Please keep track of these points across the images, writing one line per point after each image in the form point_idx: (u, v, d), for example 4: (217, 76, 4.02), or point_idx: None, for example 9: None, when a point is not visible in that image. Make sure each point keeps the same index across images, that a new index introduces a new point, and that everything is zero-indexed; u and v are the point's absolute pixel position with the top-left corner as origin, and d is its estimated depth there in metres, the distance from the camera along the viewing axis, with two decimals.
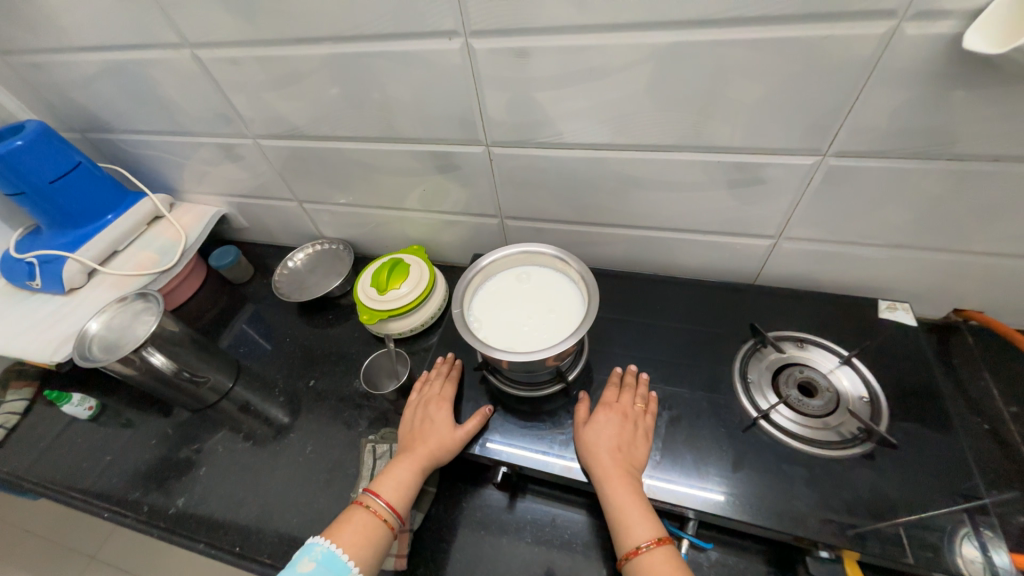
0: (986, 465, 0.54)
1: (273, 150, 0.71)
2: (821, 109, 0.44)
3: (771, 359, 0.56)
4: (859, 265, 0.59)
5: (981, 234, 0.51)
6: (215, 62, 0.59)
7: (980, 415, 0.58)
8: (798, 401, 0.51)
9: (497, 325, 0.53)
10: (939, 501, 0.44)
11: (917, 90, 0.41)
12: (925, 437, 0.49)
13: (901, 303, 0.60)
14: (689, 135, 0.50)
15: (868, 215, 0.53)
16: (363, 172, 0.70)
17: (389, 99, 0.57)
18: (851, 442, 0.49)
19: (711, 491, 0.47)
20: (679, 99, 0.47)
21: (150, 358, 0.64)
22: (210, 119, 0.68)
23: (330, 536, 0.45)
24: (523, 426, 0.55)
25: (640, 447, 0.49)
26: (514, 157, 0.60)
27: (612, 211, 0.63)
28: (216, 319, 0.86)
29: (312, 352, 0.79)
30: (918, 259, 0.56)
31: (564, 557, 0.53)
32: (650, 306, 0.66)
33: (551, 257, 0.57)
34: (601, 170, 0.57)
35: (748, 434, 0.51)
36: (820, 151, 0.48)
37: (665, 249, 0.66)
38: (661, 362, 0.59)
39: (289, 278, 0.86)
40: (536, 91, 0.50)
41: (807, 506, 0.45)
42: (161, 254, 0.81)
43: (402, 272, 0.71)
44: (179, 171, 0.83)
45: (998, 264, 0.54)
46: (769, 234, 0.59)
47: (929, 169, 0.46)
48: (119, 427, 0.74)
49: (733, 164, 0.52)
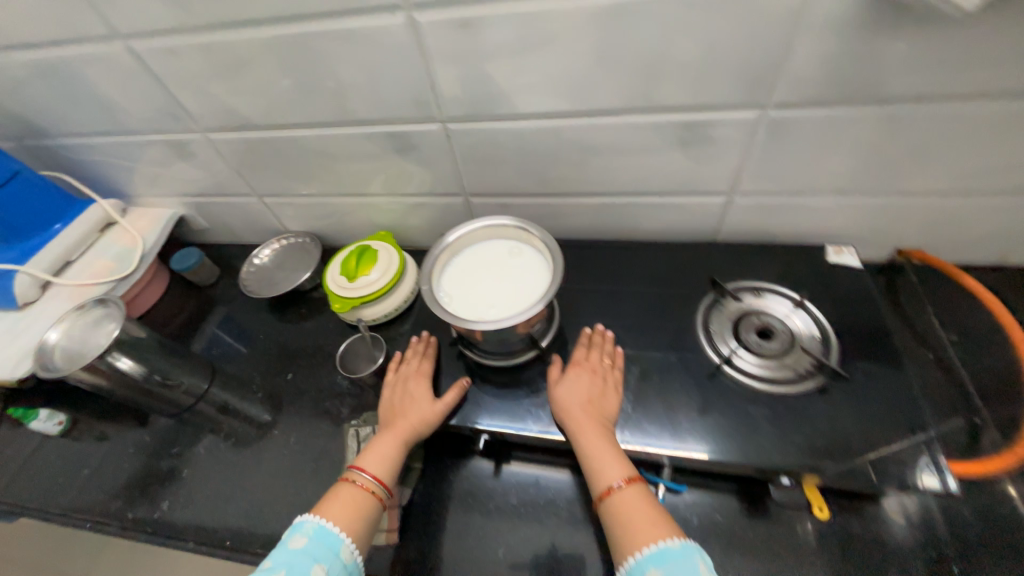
0: (932, 391, 0.58)
1: (226, 144, 0.69)
2: (758, 62, 0.46)
3: (731, 310, 0.59)
4: (808, 214, 0.62)
5: (913, 175, 0.54)
6: (152, 54, 0.57)
7: (925, 346, 0.62)
8: (756, 345, 0.54)
9: (467, 298, 0.54)
10: (887, 424, 0.48)
11: (843, 37, 0.43)
12: (873, 368, 0.52)
13: (848, 248, 0.64)
14: (636, 97, 0.51)
15: (811, 164, 0.55)
16: (321, 160, 0.69)
17: (340, 82, 0.56)
18: (806, 378, 0.52)
19: (681, 436, 0.50)
20: (624, 62, 0.48)
21: (117, 363, 0.63)
22: (155, 115, 0.66)
23: (319, 511, 0.45)
24: (502, 395, 0.57)
25: (610, 398, 0.51)
26: (470, 132, 0.60)
27: (572, 180, 0.64)
28: (184, 323, 0.85)
29: (288, 348, 0.79)
30: (860, 204, 0.60)
31: (550, 514, 0.55)
32: (617, 271, 0.68)
33: (515, 229, 0.59)
34: (558, 139, 0.58)
35: (713, 381, 0.53)
36: (762, 104, 0.50)
37: (628, 214, 0.68)
38: (629, 323, 0.61)
39: (257, 275, 0.84)
40: (485, 63, 0.51)
41: (769, 440, 0.48)
42: (118, 260, 0.79)
43: (371, 258, 0.71)
44: (128, 175, 0.80)
45: (932, 203, 0.58)
46: (722, 191, 0.61)
47: (861, 114, 0.49)
48: (93, 440, 0.72)
49: (682, 124, 0.53)
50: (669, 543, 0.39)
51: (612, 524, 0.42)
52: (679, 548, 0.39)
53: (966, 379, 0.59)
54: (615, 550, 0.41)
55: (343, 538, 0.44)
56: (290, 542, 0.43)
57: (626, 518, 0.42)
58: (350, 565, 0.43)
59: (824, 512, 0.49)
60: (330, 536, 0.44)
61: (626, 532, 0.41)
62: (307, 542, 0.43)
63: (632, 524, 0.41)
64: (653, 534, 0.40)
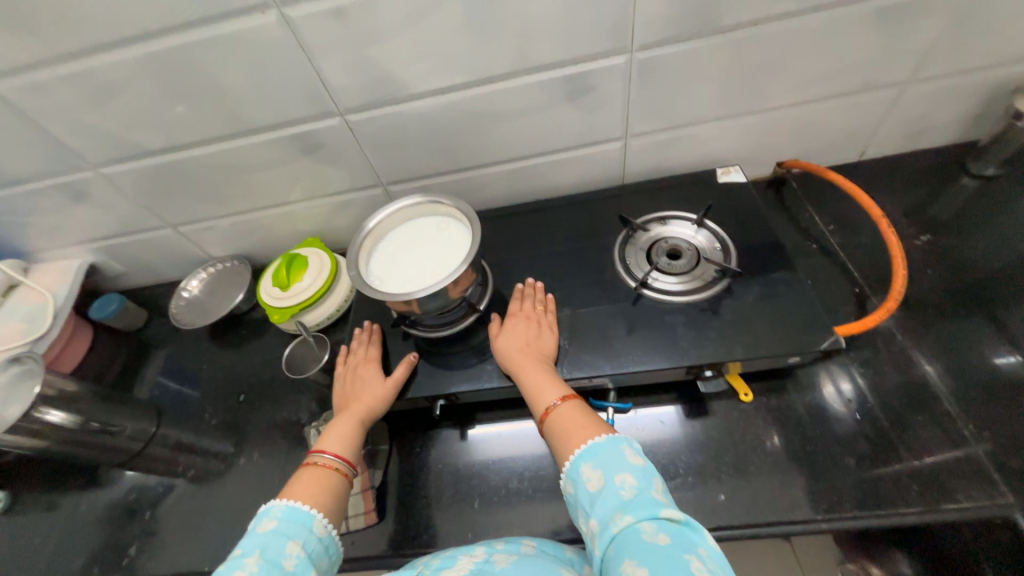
0: (819, 276, 0.65)
1: (123, 177, 0.67)
2: (612, 9, 0.51)
3: (642, 240, 0.65)
4: (695, 144, 0.69)
5: (768, 92, 0.62)
6: (17, 92, 0.54)
7: (810, 238, 0.69)
8: (667, 265, 0.60)
9: (397, 275, 0.56)
10: (783, 308, 0.55)
11: None
12: (767, 265, 0.59)
13: (734, 167, 0.71)
14: (515, 58, 0.55)
15: (684, 96, 0.61)
16: (229, 175, 0.68)
17: (227, 90, 0.56)
18: (712, 283, 0.58)
19: (615, 357, 0.55)
20: (494, 26, 0.51)
21: (48, 416, 0.60)
22: (37, 158, 0.63)
23: (285, 494, 0.44)
24: (451, 361, 0.59)
25: (546, 338, 0.55)
26: (371, 120, 0.61)
27: (479, 150, 0.67)
28: (120, 372, 0.81)
29: (236, 372, 0.77)
30: (735, 127, 0.67)
31: (515, 460, 0.59)
32: (540, 230, 0.72)
33: (431, 203, 0.61)
34: (456, 112, 0.61)
35: (637, 304, 0.58)
36: (627, 48, 0.55)
37: (539, 175, 0.72)
38: (558, 272, 0.66)
39: (188, 308, 0.82)
40: (366, 47, 0.52)
41: (689, 343, 0.54)
42: (29, 321, 0.74)
43: (301, 264, 0.72)
44: (21, 229, 0.75)
45: (792, 115, 0.66)
46: (616, 136, 0.66)
47: (711, 44, 0.55)
48: (40, 510, 0.68)
49: (563, 78, 0.58)
50: (599, 438, 0.42)
51: (553, 439, 0.45)
52: (606, 440, 0.42)
53: (845, 260, 0.66)
54: (558, 460, 0.44)
55: (313, 513, 0.43)
56: (259, 528, 0.41)
57: (563, 428, 0.45)
58: (326, 538, 0.43)
59: (748, 395, 0.57)
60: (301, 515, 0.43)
61: (563, 440, 0.44)
62: (277, 524, 0.42)
63: (568, 432, 0.44)
64: (587, 435, 0.43)
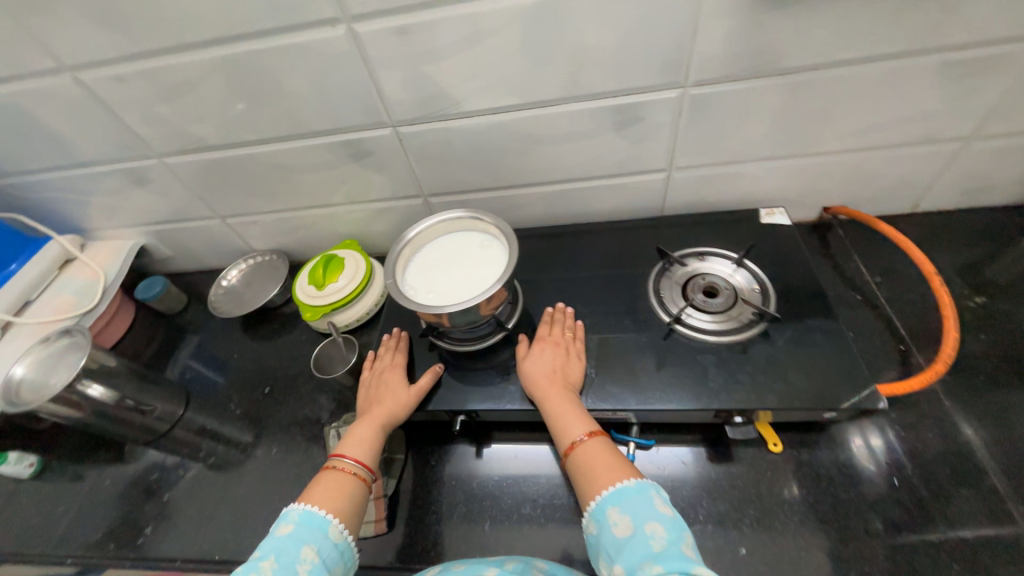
0: (862, 331, 0.63)
1: (183, 167, 0.70)
2: (670, 45, 0.51)
3: (679, 275, 0.64)
4: (739, 182, 0.68)
5: (822, 136, 0.61)
6: (100, 83, 0.58)
7: (854, 289, 0.67)
8: (703, 302, 0.59)
9: (431, 287, 0.57)
10: (822, 358, 0.53)
11: (739, 17, 0.48)
12: (808, 313, 0.57)
13: (778, 209, 0.70)
14: (568, 86, 0.56)
15: (734, 134, 0.61)
16: (280, 174, 0.71)
17: (289, 96, 0.59)
18: (750, 325, 0.56)
19: (642, 391, 0.54)
20: (552, 54, 0.52)
21: (88, 391, 0.63)
22: (109, 144, 0.67)
23: (304, 499, 0.46)
24: (474, 377, 0.59)
25: (573, 365, 0.54)
26: (421, 133, 0.63)
27: (521, 171, 0.68)
28: (156, 352, 0.84)
29: (263, 364, 0.79)
30: (783, 168, 0.66)
31: (530, 485, 0.58)
32: (574, 253, 0.72)
33: (470, 219, 0.62)
34: (504, 132, 0.62)
35: (669, 340, 0.57)
36: (680, 84, 0.55)
37: (578, 199, 0.72)
38: (589, 298, 0.65)
39: (226, 296, 0.85)
40: (425, 65, 0.54)
41: (720, 385, 0.52)
42: (80, 295, 0.78)
43: (337, 265, 0.73)
44: (84, 208, 0.80)
45: (844, 161, 0.64)
46: (660, 168, 0.66)
47: (767, 85, 0.55)
48: (67, 479, 0.71)
49: (613, 108, 0.58)
50: (626, 482, 0.41)
51: (577, 476, 0.45)
52: (635, 485, 0.41)
53: (892, 315, 0.64)
54: (581, 499, 0.43)
55: (329, 520, 0.44)
56: (277, 531, 0.43)
57: (588, 466, 0.44)
58: (340, 544, 0.43)
59: (778, 446, 0.55)
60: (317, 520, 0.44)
61: (588, 479, 0.43)
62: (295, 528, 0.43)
63: (593, 471, 0.43)
64: (613, 477, 0.42)
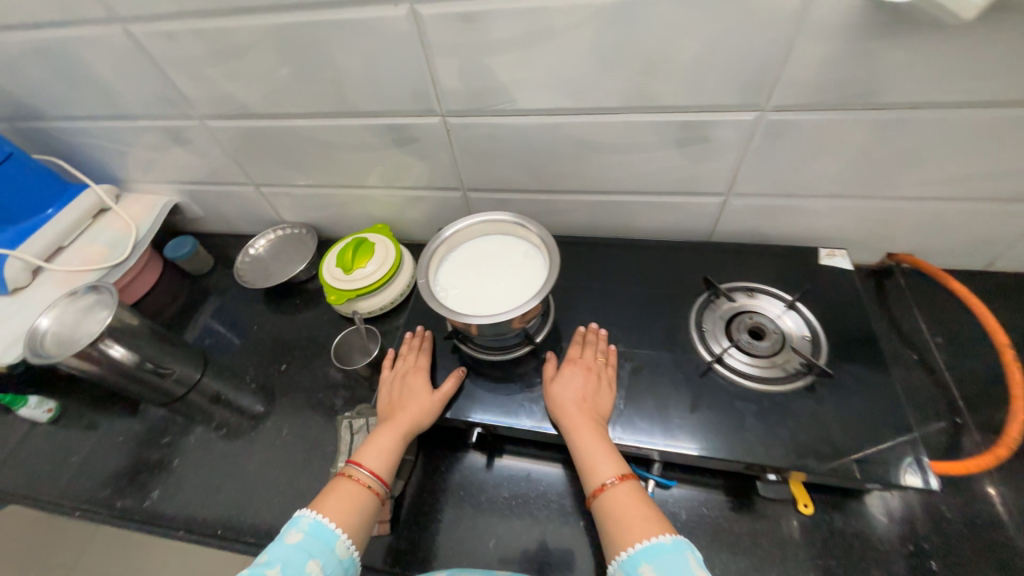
0: (916, 395, 0.60)
1: (223, 132, 0.69)
2: (758, 64, 0.46)
3: (724, 309, 0.60)
4: (801, 216, 0.63)
5: (904, 180, 0.55)
6: (150, 38, 0.56)
7: (910, 347, 0.64)
8: (748, 344, 0.55)
9: (463, 292, 0.54)
10: (873, 424, 0.49)
11: (842, 42, 0.43)
12: (860, 370, 0.53)
13: (839, 251, 0.65)
14: (636, 95, 0.51)
15: (807, 167, 0.56)
16: (320, 150, 0.69)
17: (340, 73, 0.56)
18: (796, 376, 0.53)
19: (672, 431, 0.51)
20: (625, 59, 0.48)
21: (110, 350, 0.62)
22: (152, 101, 0.65)
23: (316, 506, 0.46)
24: (495, 389, 0.58)
25: (604, 396, 0.52)
26: (470, 126, 0.60)
27: (569, 177, 0.64)
28: (179, 312, 0.84)
29: (282, 339, 0.78)
30: (852, 208, 0.61)
31: (540, 507, 0.56)
32: (612, 268, 0.69)
33: (511, 224, 0.59)
34: (558, 135, 0.58)
35: (705, 378, 0.54)
36: (759, 106, 0.50)
37: (624, 212, 0.69)
38: (623, 320, 0.62)
39: (252, 265, 0.84)
40: (487, 56, 0.51)
41: (756, 437, 0.49)
42: (111, 247, 0.78)
43: (367, 251, 0.71)
44: (123, 160, 0.79)
45: (923, 208, 0.59)
46: (718, 192, 0.62)
47: (856, 119, 0.50)
48: (83, 428, 0.72)
49: (680, 124, 0.54)
50: (660, 538, 0.40)
51: (605, 521, 0.43)
52: (670, 542, 0.39)
53: (950, 381, 0.61)
54: (606, 546, 0.42)
55: (339, 534, 0.44)
56: (286, 538, 0.43)
57: (617, 513, 0.42)
58: (346, 561, 0.44)
59: (808, 507, 0.51)
60: (326, 533, 0.44)
61: (619, 529, 0.42)
62: (304, 537, 0.44)
63: (624, 520, 0.42)
64: (646, 529, 0.41)
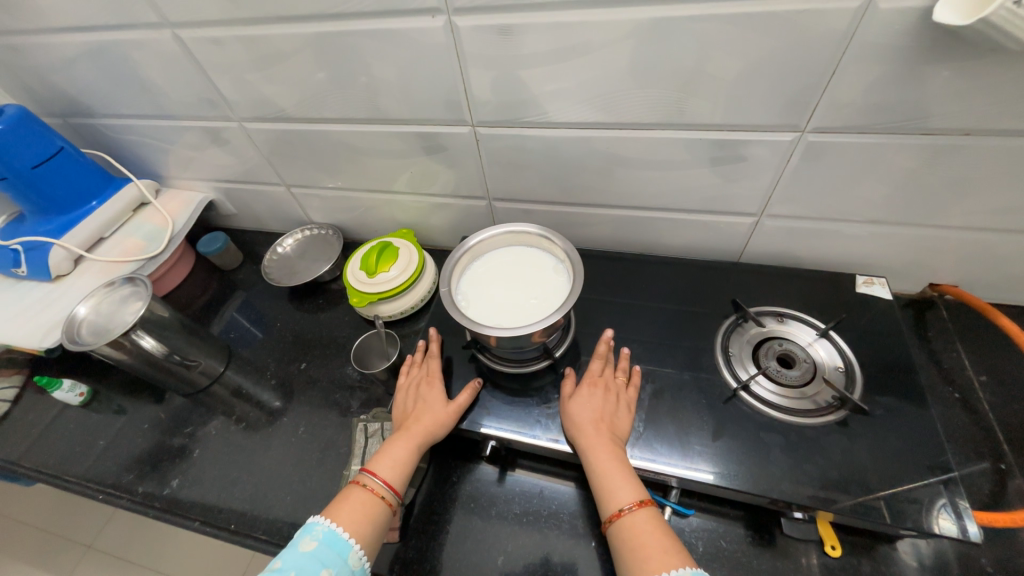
0: (956, 435, 0.58)
1: (260, 134, 0.71)
2: (799, 86, 0.45)
3: (751, 334, 0.59)
4: (838, 240, 0.61)
5: (952, 209, 0.53)
6: (197, 43, 0.58)
7: (952, 385, 0.62)
8: (776, 372, 0.54)
9: (485, 303, 0.54)
10: (910, 468, 0.46)
11: (891, 65, 0.41)
12: (899, 408, 0.51)
13: (878, 279, 0.62)
14: (672, 111, 0.50)
15: (847, 191, 0.54)
16: (351, 154, 0.70)
17: (375, 81, 0.57)
18: (827, 410, 0.51)
19: (692, 460, 0.49)
20: (662, 75, 0.47)
21: (140, 341, 0.65)
22: (195, 102, 0.68)
23: (330, 515, 0.47)
24: (511, 402, 0.57)
25: (622, 417, 0.51)
26: (501, 137, 0.60)
27: (597, 191, 0.64)
28: (206, 305, 0.87)
29: (304, 337, 0.80)
30: (892, 234, 0.58)
31: (551, 526, 0.54)
32: (636, 285, 0.68)
33: (537, 237, 0.58)
34: (588, 150, 0.58)
35: (730, 405, 0.53)
36: (798, 128, 0.49)
37: (651, 229, 0.68)
38: (646, 339, 0.61)
39: (279, 263, 0.86)
40: (522, 69, 0.50)
41: (781, 470, 0.47)
42: (148, 240, 0.81)
43: (391, 255, 0.72)
44: (164, 157, 0.82)
45: (970, 238, 0.56)
46: (751, 212, 0.60)
47: (903, 143, 0.47)
48: (111, 413, 0.74)
49: (715, 142, 0.53)
50: (683, 571, 0.40)
51: (623, 548, 0.43)
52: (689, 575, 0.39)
53: (993, 423, 0.58)
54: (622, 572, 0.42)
55: (351, 544, 0.45)
56: (300, 546, 0.44)
57: (635, 541, 0.42)
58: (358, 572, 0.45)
59: (836, 549, 0.49)
60: (339, 543, 0.45)
61: (639, 557, 0.41)
62: (318, 545, 0.45)
63: (645, 549, 0.42)
64: (666, 560, 0.41)
